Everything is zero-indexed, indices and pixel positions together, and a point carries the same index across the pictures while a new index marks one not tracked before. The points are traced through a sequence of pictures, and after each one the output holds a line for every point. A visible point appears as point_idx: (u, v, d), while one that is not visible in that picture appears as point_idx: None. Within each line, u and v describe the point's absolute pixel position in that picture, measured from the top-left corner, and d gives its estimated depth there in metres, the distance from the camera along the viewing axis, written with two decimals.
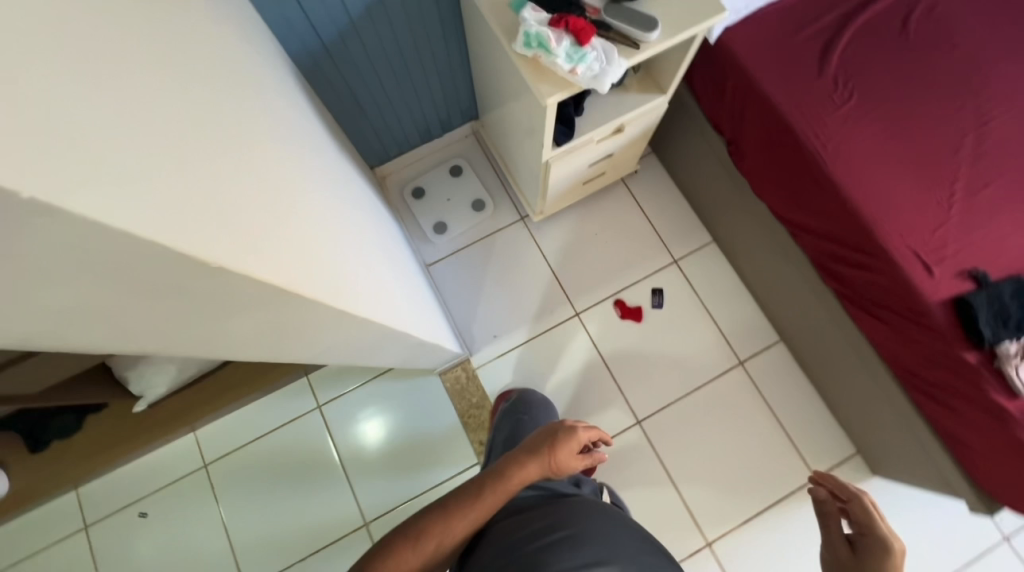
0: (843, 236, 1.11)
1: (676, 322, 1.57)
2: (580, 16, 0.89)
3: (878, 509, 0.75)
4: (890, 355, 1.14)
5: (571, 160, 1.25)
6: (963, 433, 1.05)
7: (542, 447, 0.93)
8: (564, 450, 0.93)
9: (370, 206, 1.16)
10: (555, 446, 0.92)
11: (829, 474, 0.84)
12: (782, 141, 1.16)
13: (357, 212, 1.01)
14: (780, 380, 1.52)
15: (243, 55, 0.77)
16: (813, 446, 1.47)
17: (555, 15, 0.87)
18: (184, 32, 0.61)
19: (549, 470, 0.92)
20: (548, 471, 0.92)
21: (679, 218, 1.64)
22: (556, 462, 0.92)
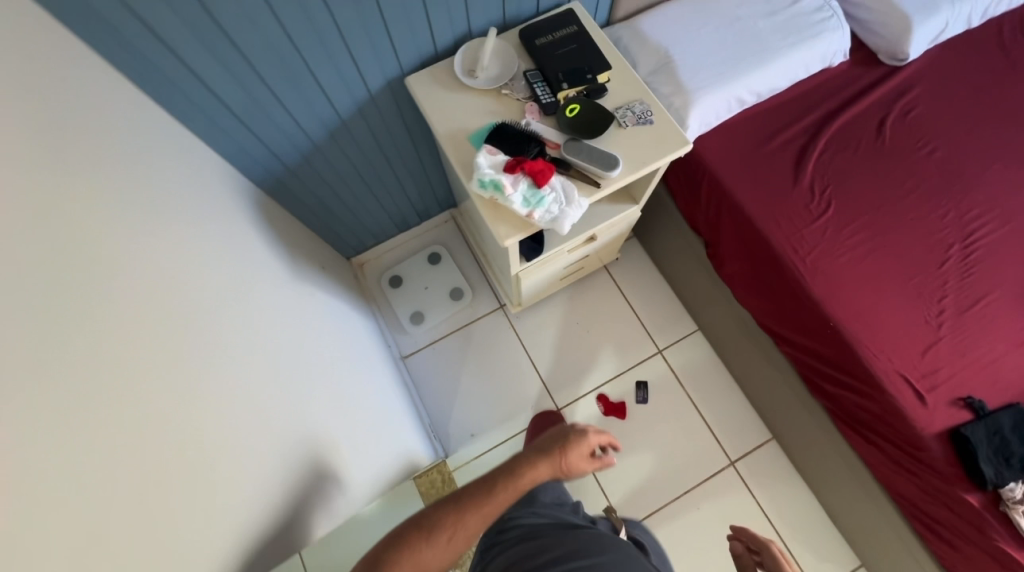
0: (828, 354, 1.06)
1: (663, 418, 1.49)
2: (538, 155, 0.87)
3: (784, 556, 0.86)
4: (888, 481, 1.06)
5: (545, 268, 1.21)
6: None
7: (553, 445, 0.81)
8: (578, 450, 0.81)
9: (297, 315, 1.02)
10: (567, 448, 0.81)
11: (744, 526, 0.92)
12: (759, 254, 1.12)
13: (281, 341, 0.89)
14: (774, 483, 1.43)
15: (182, 218, 0.72)
16: (813, 560, 1.36)
17: (512, 157, 0.86)
18: (97, 231, 0.55)
19: (557, 469, 0.81)
20: (557, 467, 0.81)
21: (662, 306, 1.60)
22: (566, 460, 0.81)
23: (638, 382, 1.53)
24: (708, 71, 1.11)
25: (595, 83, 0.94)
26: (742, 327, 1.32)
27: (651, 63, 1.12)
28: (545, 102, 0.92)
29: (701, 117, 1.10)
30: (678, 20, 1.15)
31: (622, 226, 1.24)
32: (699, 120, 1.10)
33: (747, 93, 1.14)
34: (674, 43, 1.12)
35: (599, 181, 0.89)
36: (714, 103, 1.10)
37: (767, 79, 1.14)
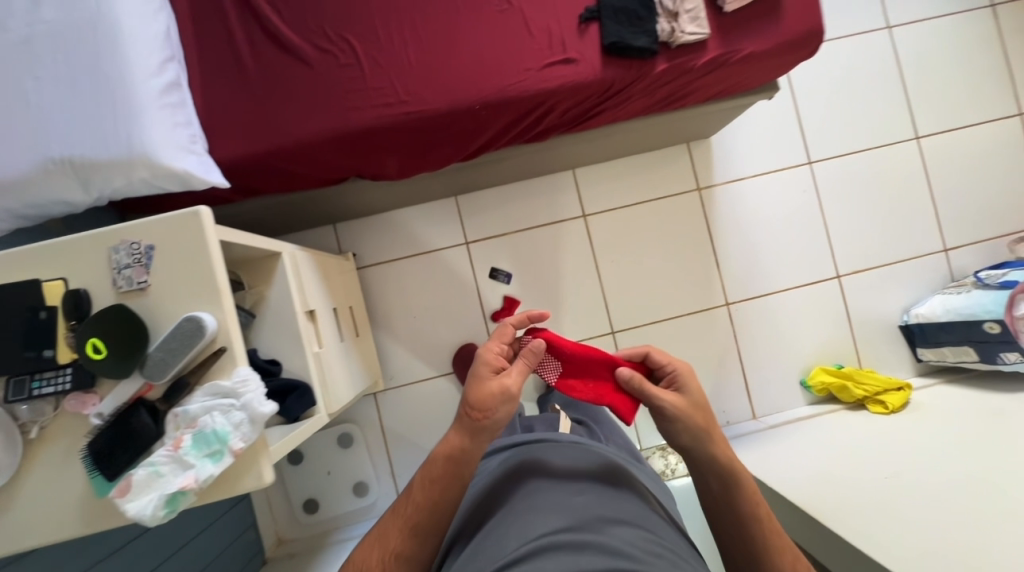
0: (508, 119, 1.01)
1: (529, 264, 1.51)
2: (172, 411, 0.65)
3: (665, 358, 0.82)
4: (633, 113, 1.13)
5: (332, 373, 1.03)
6: (719, 87, 1.09)
7: (481, 379, 0.74)
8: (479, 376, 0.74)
9: None
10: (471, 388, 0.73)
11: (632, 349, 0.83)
12: (383, 141, 0.98)
13: None
14: (612, 184, 1.52)
15: None
16: (677, 178, 1.53)
17: (168, 440, 0.64)
18: None
19: (476, 414, 0.72)
20: (478, 421, 0.72)
21: (422, 224, 1.48)
22: (476, 399, 0.72)
23: (490, 275, 1.50)
24: (105, 115, 0.78)
25: (60, 304, 0.65)
26: (465, 172, 1.24)
27: (73, 186, 0.79)
28: (72, 385, 0.64)
29: (180, 151, 0.82)
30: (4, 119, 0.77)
31: (309, 267, 1.04)
32: (184, 154, 0.83)
33: (161, 74, 0.83)
34: (43, 143, 0.77)
35: (219, 345, 0.68)
36: (161, 126, 0.81)
37: (144, 36, 0.82)
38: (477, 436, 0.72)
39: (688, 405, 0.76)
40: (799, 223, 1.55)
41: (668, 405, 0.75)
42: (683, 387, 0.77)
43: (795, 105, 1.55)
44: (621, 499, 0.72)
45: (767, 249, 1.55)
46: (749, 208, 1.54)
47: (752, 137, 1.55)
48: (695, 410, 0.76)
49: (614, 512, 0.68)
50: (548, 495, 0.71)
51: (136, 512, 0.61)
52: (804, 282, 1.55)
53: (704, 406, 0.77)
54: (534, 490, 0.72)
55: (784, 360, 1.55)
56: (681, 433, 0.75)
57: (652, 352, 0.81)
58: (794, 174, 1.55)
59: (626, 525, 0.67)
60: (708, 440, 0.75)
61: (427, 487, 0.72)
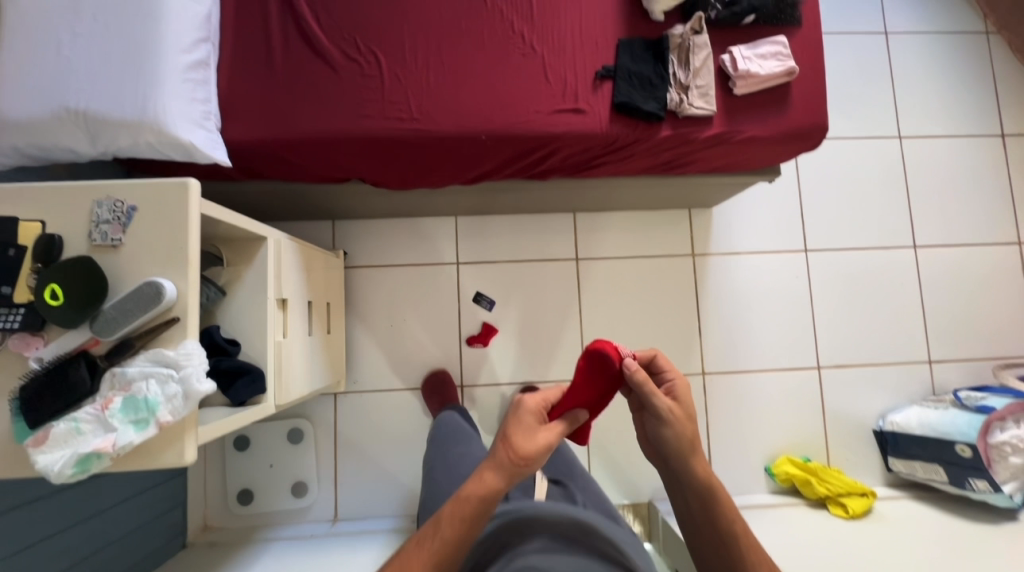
0: (512, 153, 1.05)
1: (514, 295, 1.51)
2: (113, 368, 0.65)
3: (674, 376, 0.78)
4: (636, 170, 1.16)
5: (290, 365, 1.03)
6: (722, 162, 1.13)
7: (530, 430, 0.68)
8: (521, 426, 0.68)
9: None
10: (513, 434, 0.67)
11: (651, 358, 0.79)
12: (390, 152, 1.02)
13: None
14: (610, 234, 1.54)
15: None
16: (674, 241, 1.55)
17: (99, 399, 0.64)
18: None
19: (518, 460, 0.66)
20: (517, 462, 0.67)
21: (417, 236, 1.51)
22: (522, 445, 0.67)
23: (474, 300, 1.50)
24: (127, 79, 0.83)
25: (31, 245, 0.67)
26: (466, 195, 1.28)
27: (82, 137, 0.83)
28: (19, 325, 0.65)
29: (191, 124, 0.87)
30: (34, 65, 0.82)
31: (292, 258, 1.06)
32: (194, 128, 0.87)
33: (191, 52, 0.89)
34: (65, 93, 0.81)
35: (173, 314, 0.68)
36: (178, 98, 0.85)
37: (183, 16, 0.88)
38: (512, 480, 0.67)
39: (682, 416, 0.75)
40: (787, 306, 1.56)
41: (666, 409, 0.73)
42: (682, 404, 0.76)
43: (800, 193, 1.59)
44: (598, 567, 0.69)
45: (752, 327, 1.54)
46: (739, 284, 1.55)
47: (752, 215, 1.58)
48: (684, 421, 0.75)
49: (592, 569, 0.71)
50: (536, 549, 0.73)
51: (45, 466, 0.60)
52: (785, 365, 1.54)
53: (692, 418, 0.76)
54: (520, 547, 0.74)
55: (752, 442, 1.51)
56: (670, 439, 0.73)
57: (659, 357, 0.79)
58: (789, 259, 1.57)
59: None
60: (692, 452, 0.74)
61: (452, 524, 0.65)
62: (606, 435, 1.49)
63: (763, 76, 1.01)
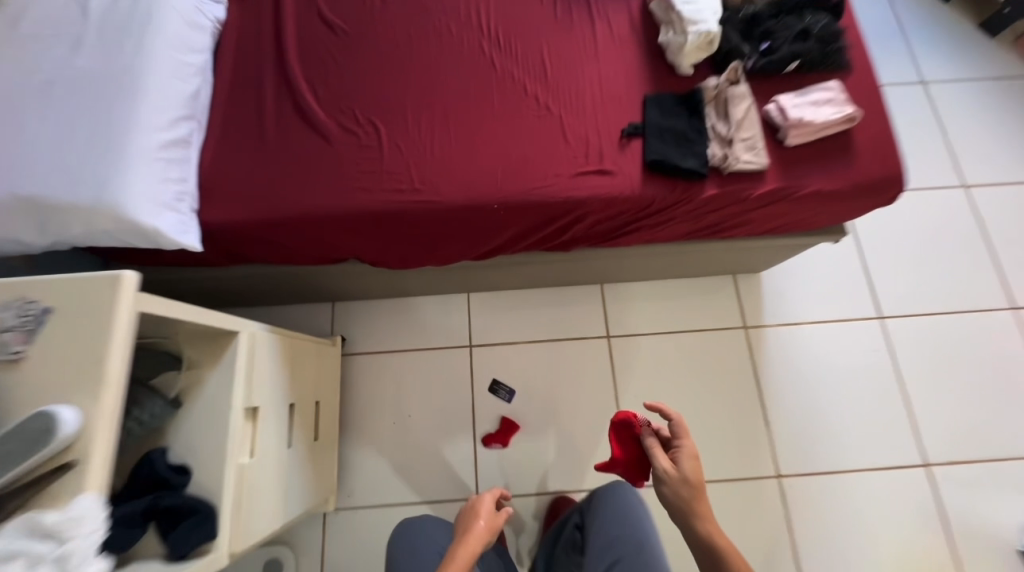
0: (529, 223, 0.90)
1: (537, 381, 1.29)
2: None
3: (684, 438, 0.82)
4: (675, 235, 1.00)
5: (257, 493, 0.81)
6: (779, 221, 0.95)
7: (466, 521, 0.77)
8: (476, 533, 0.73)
9: None
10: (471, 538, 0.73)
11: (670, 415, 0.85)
12: (389, 227, 0.89)
13: None
14: (644, 305, 1.34)
15: None
16: (720, 311, 1.34)
17: None
18: None
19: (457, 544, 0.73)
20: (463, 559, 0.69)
21: (424, 317, 1.34)
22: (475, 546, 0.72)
23: (490, 389, 1.28)
24: (90, 161, 0.73)
25: None
26: (479, 270, 1.12)
27: (31, 226, 0.72)
28: None
29: (158, 207, 0.75)
30: None
31: (271, 355, 0.88)
32: (160, 211, 0.75)
33: (170, 129, 0.80)
34: (16, 179, 0.72)
35: (71, 457, 0.50)
36: (145, 180, 0.75)
37: (167, 94, 0.81)
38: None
39: (681, 477, 0.80)
40: (870, 386, 1.28)
41: (660, 469, 0.81)
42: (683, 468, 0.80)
43: (861, 252, 1.38)
44: None
45: (829, 413, 1.26)
46: (805, 359, 1.30)
47: (807, 278, 1.36)
48: (685, 484, 0.79)
49: None
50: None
51: None
52: (883, 463, 1.22)
53: (699, 481, 0.79)
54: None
55: (856, 570, 1.15)
56: (670, 500, 0.79)
57: (679, 422, 0.84)
58: (861, 327, 1.32)
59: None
60: (694, 514, 0.77)
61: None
62: None
63: (819, 123, 0.86)
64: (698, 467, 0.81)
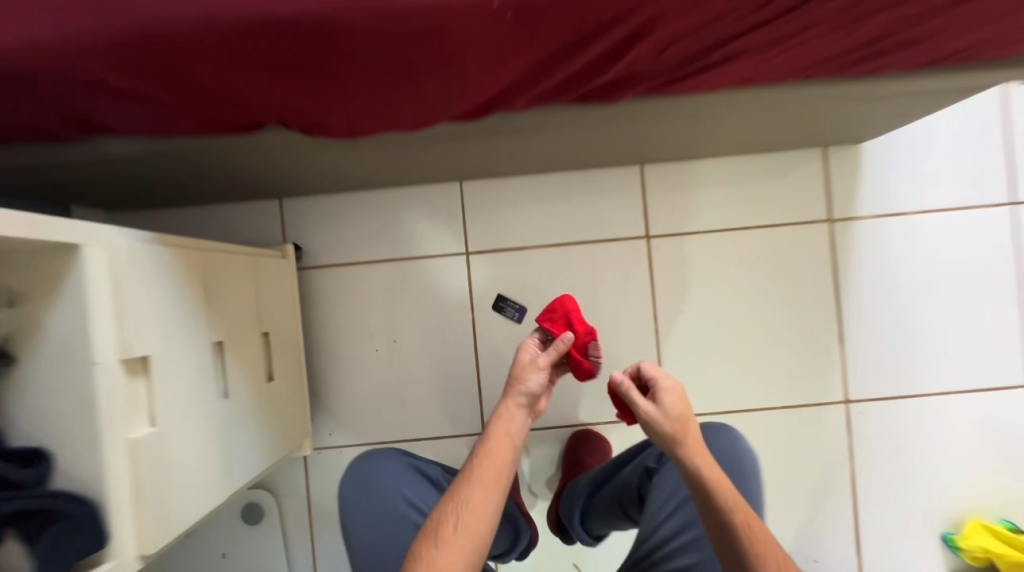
0: (556, 46, 0.52)
1: (552, 297, 1.00)
2: None
3: (665, 381, 0.70)
4: (788, 72, 0.61)
5: (173, 471, 0.57)
6: (976, 36, 0.56)
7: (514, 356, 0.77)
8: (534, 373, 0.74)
9: None
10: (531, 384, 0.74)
11: (643, 365, 0.73)
12: (310, 57, 0.51)
13: None
14: (696, 195, 1.00)
15: None
16: (798, 199, 0.99)
17: None
18: None
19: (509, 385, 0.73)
20: (512, 389, 0.72)
21: (402, 217, 1.01)
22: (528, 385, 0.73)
23: (493, 308, 1.01)
24: None
25: None
26: (472, 144, 0.76)
27: None
28: None
29: None
30: None
31: (160, 281, 0.58)
32: None
33: None
34: None
35: None
36: None
37: None
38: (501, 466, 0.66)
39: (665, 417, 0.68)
40: (978, 294, 1.00)
41: (642, 415, 0.68)
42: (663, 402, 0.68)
43: (1006, 111, 0.99)
44: None
45: (920, 328, 1.00)
46: (900, 263, 1.00)
47: (921, 151, 0.99)
48: (671, 421, 0.67)
49: None
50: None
51: None
52: (973, 385, 1.00)
53: (688, 416, 0.67)
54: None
55: (921, 501, 1.01)
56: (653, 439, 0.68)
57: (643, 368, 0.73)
58: (983, 218, 1.00)
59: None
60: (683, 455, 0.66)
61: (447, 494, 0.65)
62: None
63: None
64: (681, 399, 0.70)
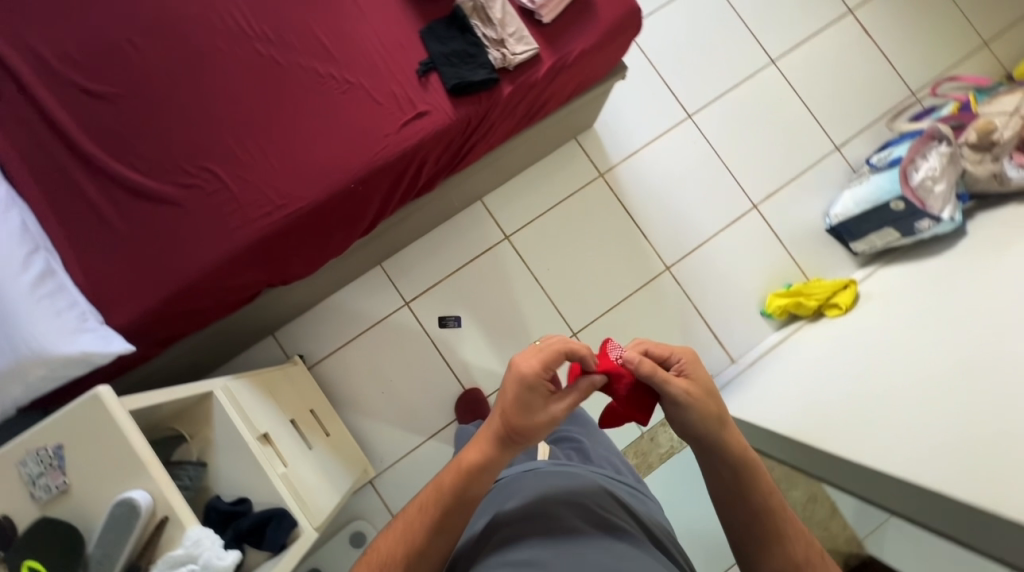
0: (388, 186, 1.05)
1: (472, 301, 1.52)
2: None
3: (695, 358, 0.73)
4: (505, 134, 1.18)
5: (306, 487, 1.00)
6: (571, 84, 1.15)
7: (528, 402, 0.66)
8: (524, 405, 0.66)
9: None
10: (518, 416, 0.67)
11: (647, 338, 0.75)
12: (276, 247, 1.00)
13: None
14: (520, 200, 1.56)
15: None
16: (577, 174, 1.59)
17: None
18: None
19: (515, 437, 0.67)
20: (517, 443, 0.68)
21: (356, 304, 1.49)
22: (512, 415, 0.67)
23: (440, 327, 1.50)
24: None
25: None
26: (374, 241, 1.26)
27: None
28: None
29: (68, 335, 0.86)
30: None
31: (249, 397, 1.02)
32: (74, 336, 0.86)
33: (27, 271, 0.88)
34: None
35: (160, 517, 0.67)
36: (42, 322, 0.85)
37: (2, 242, 0.88)
38: (463, 499, 0.68)
39: (700, 396, 0.70)
40: (701, 170, 1.63)
41: (681, 394, 0.69)
42: (694, 377, 0.72)
43: (656, 72, 1.65)
44: (603, 515, 0.72)
45: (683, 207, 1.61)
46: (650, 178, 1.61)
47: (626, 114, 1.62)
48: (708, 400, 0.71)
49: (603, 506, 0.74)
50: (513, 537, 0.69)
51: None
52: (728, 223, 1.62)
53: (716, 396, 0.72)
54: (513, 531, 0.70)
55: (740, 301, 1.59)
56: (687, 419, 0.70)
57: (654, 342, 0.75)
58: (679, 132, 1.63)
59: (639, 534, 0.73)
60: (718, 432, 0.70)
61: (417, 516, 0.68)
62: None
63: None
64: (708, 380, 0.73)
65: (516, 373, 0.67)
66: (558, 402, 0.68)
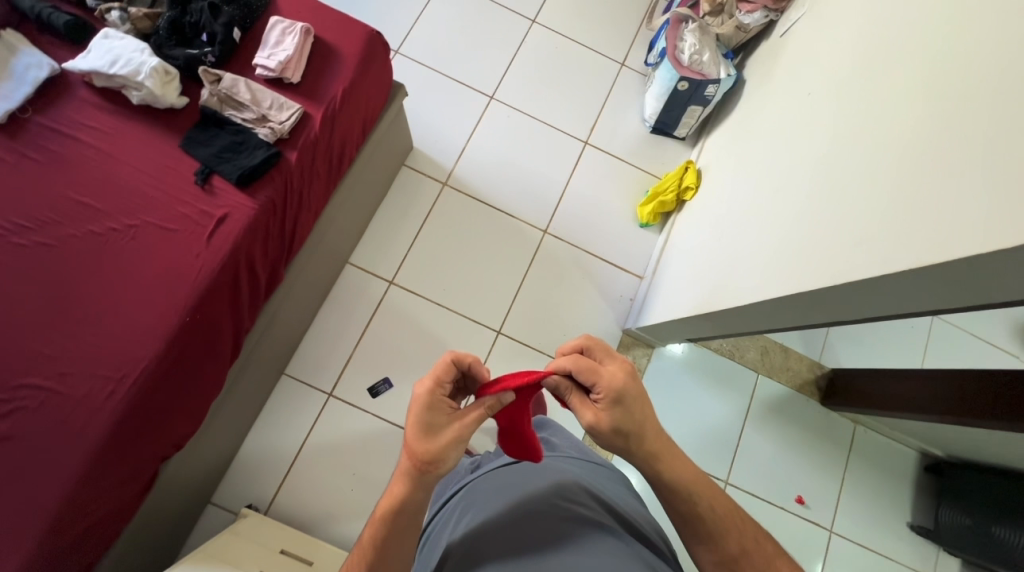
0: (229, 299, 1.00)
1: (391, 355, 1.49)
2: None
3: (616, 386, 0.72)
4: (322, 195, 1.18)
5: None
6: (355, 122, 1.18)
7: (428, 423, 0.66)
8: (429, 435, 0.66)
9: None
10: (422, 447, 0.65)
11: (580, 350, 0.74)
12: (142, 419, 0.91)
13: None
14: (384, 243, 1.56)
15: None
16: (424, 193, 1.62)
17: None
18: None
19: (424, 468, 0.66)
20: (426, 474, 0.66)
21: (280, 423, 1.40)
22: (417, 447, 0.66)
23: (374, 397, 1.45)
24: None
25: None
26: (255, 355, 1.20)
27: None
28: None
29: None
30: None
31: None
32: None
33: None
34: None
35: None
36: None
37: None
38: (394, 529, 0.68)
39: (610, 429, 0.72)
40: (527, 136, 1.73)
41: (586, 424, 0.73)
42: (612, 407, 0.72)
43: (443, 75, 1.73)
44: (566, 508, 0.75)
45: (530, 175, 1.69)
46: (488, 165, 1.68)
47: (437, 123, 1.69)
48: (616, 433, 0.73)
49: (565, 498, 0.77)
50: (483, 552, 0.72)
51: None
52: (574, 167, 1.73)
53: (633, 426, 0.72)
54: (478, 543, 0.73)
55: (619, 224, 1.70)
56: (599, 441, 0.75)
57: (581, 363, 0.73)
58: (490, 114, 1.72)
59: (605, 519, 0.76)
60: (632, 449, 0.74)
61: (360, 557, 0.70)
62: (554, 338, 1.58)
63: (296, 54, 1.06)
64: (627, 416, 0.72)
65: (417, 402, 0.67)
66: (457, 424, 0.67)
